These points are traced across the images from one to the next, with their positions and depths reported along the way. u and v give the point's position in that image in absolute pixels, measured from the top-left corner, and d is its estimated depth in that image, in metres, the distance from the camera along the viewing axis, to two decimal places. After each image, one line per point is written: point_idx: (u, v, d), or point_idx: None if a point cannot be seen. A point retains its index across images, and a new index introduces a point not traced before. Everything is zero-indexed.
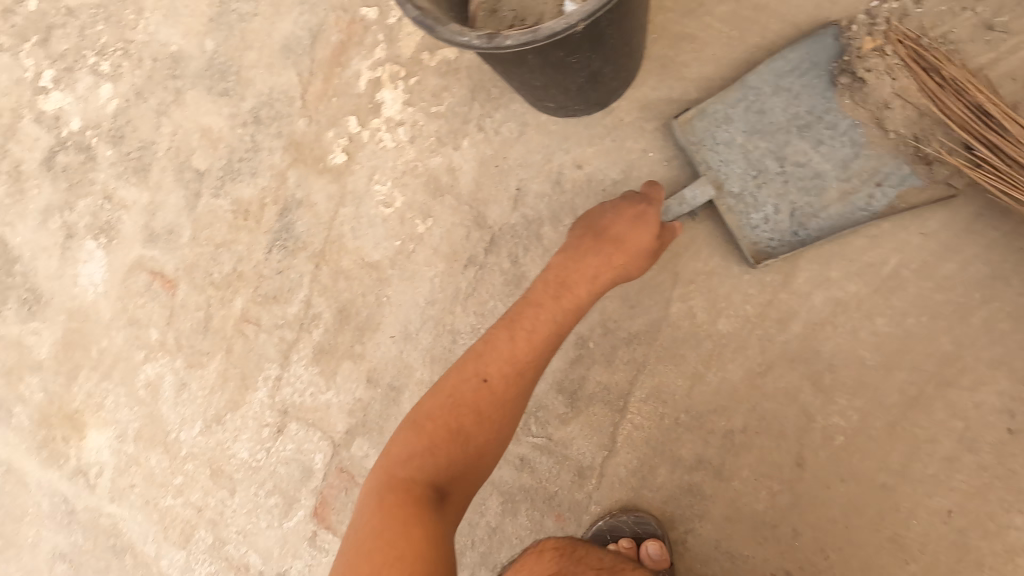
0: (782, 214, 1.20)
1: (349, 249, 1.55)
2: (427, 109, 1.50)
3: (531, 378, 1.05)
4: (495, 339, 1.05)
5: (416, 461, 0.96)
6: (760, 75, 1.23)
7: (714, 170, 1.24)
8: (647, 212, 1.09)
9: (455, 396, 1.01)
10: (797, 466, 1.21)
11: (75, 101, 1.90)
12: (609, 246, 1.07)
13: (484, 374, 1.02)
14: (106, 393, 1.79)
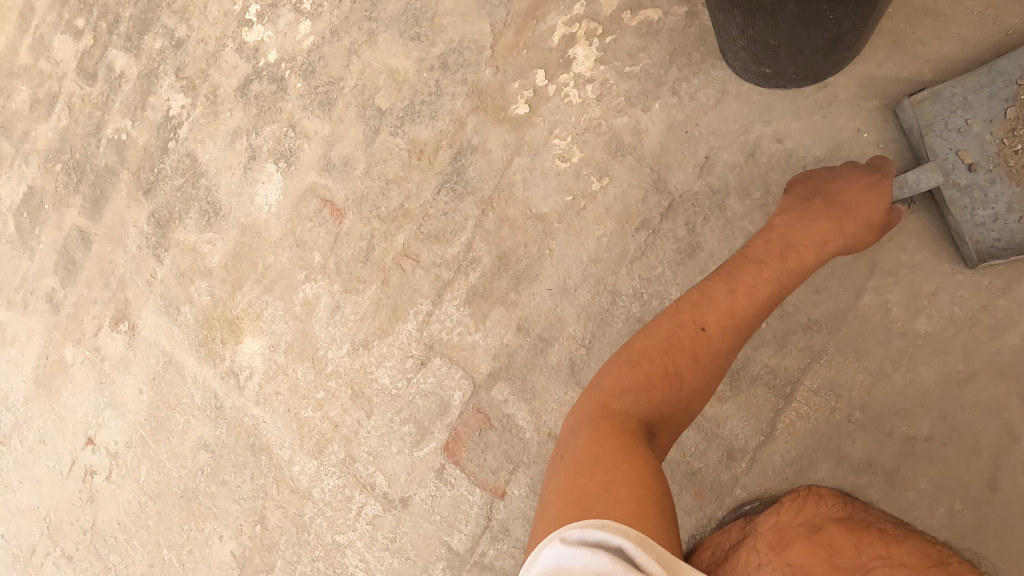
0: (1016, 214, 1.09)
1: (518, 198, 1.57)
2: (619, 69, 1.49)
3: (744, 334, 1.04)
4: (714, 289, 1.05)
5: (630, 394, 0.96)
6: (1014, 60, 1.11)
7: (941, 158, 1.14)
8: (878, 183, 1.09)
9: (671, 339, 1.01)
10: (988, 487, 1.10)
11: (273, 35, 2.01)
12: (838, 214, 1.08)
13: (702, 323, 1.02)
14: (265, 305, 1.92)
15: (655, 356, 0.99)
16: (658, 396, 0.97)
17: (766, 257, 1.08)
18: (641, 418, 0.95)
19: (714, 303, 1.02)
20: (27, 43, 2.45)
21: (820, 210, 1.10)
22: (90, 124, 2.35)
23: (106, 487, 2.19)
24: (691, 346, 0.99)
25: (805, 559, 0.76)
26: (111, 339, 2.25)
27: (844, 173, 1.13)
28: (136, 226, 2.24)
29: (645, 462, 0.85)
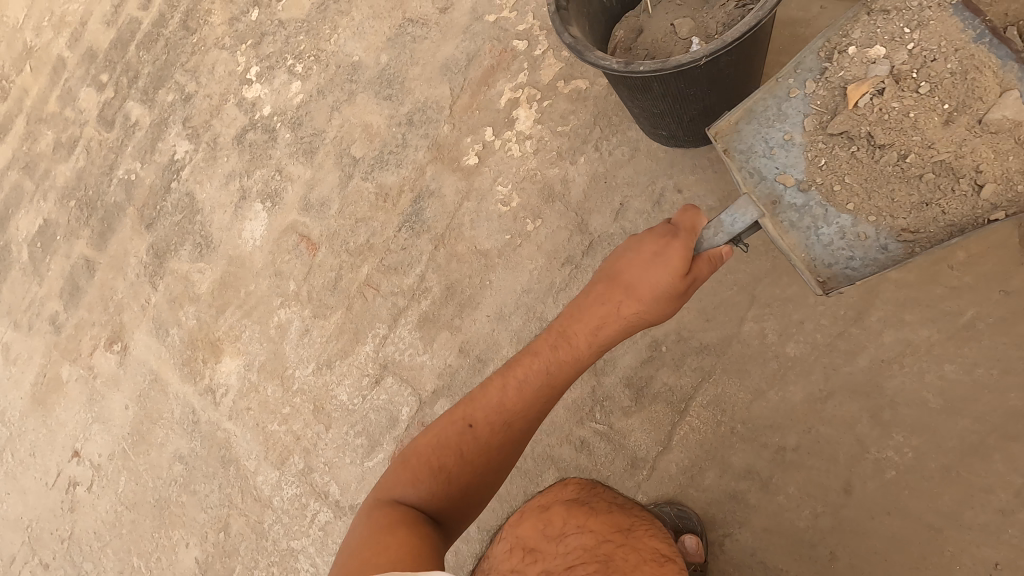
0: (850, 229, 1.13)
1: (465, 236, 1.79)
2: (554, 128, 1.74)
3: (519, 426, 1.11)
4: (493, 383, 1.14)
5: (399, 486, 1.06)
6: (791, 85, 1.19)
7: (765, 185, 1.18)
8: (666, 249, 1.09)
9: (443, 435, 1.10)
10: (844, 492, 1.25)
11: (269, 92, 2.31)
12: (616, 297, 1.12)
13: (470, 419, 1.11)
14: (244, 329, 2.13)
15: (423, 453, 1.09)
16: (424, 489, 1.05)
17: (540, 348, 1.16)
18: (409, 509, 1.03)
19: (481, 401, 1.12)
20: (57, 94, 2.78)
21: (605, 287, 1.14)
22: (104, 165, 2.63)
23: (87, 497, 2.34)
24: (456, 442, 1.08)
25: (528, 535, 1.01)
26: (104, 358, 2.45)
27: (638, 238, 1.15)
28: (136, 256, 2.48)
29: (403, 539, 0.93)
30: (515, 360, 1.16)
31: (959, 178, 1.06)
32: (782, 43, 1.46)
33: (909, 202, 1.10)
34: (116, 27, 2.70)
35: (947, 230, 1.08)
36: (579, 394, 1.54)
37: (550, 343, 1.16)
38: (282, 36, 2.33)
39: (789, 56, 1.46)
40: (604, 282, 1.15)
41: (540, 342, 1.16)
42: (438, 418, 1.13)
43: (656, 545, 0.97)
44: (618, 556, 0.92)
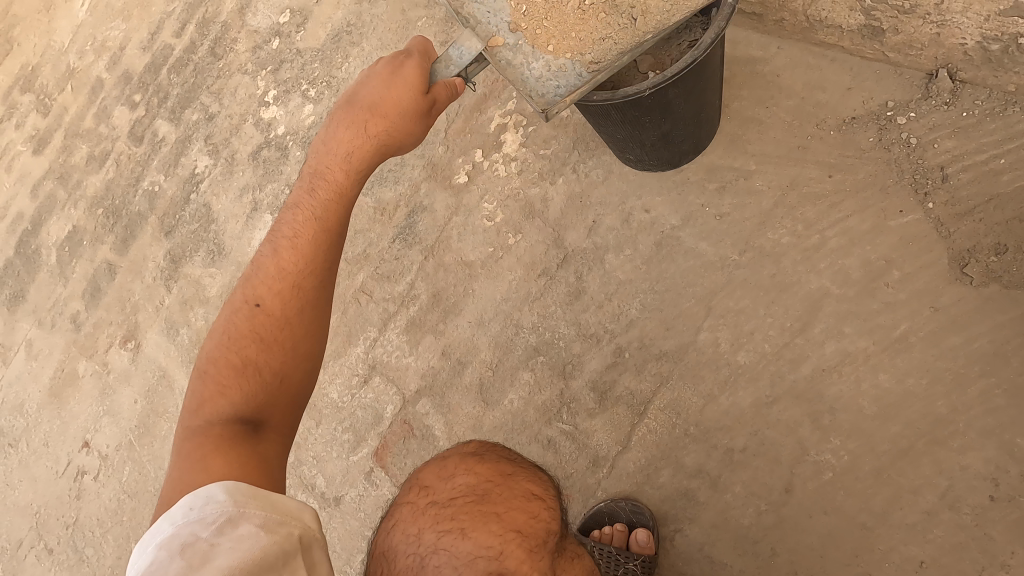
0: (556, 63, 1.28)
1: (452, 248, 1.93)
2: (537, 151, 1.89)
3: (310, 283, 1.13)
4: (263, 260, 1.15)
5: (206, 405, 1.03)
6: None
7: (483, 24, 1.30)
8: (400, 68, 1.16)
9: (234, 331, 1.10)
10: (785, 492, 1.34)
11: (284, 114, 2.58)
12: (362, 122, 1.17)
13: (256, 302, 1.12)
14: None
15: (221, 360, 1.07)
16: (236, 393, 1.03)
17: (302, 203, 1.19)
18: (223, 418, 1.00)
19: (261, 280, 1.13)
20: (93, 111, 3.02)
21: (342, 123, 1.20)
22: (131, 177, 2.85)
23: (93, 485, 2.48)
24: (250, 326, 1.09)
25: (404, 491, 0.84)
26: (118, 355, 2.61)
27: (365, 74, 1.20)
28: (154, 260, 2.67)
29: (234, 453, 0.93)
30: (273, 239, 1.18)
31: (621, 14, 1.26)
32: (742, 77, 1.58)
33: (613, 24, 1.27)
34: (151, 53, 2.96)
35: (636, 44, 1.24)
36: (549, 397, 1.65)
37: (308, 193, 1.20)
38: (299, 64, 2.60)
39: (749, 90, 1.57)
40: (337, 124, 1.20)
41: (295, 205, 1.20)
42: (224, 320, 1.12)
43: (534, 485, 0.87)
44: (494, 489, 0.82)
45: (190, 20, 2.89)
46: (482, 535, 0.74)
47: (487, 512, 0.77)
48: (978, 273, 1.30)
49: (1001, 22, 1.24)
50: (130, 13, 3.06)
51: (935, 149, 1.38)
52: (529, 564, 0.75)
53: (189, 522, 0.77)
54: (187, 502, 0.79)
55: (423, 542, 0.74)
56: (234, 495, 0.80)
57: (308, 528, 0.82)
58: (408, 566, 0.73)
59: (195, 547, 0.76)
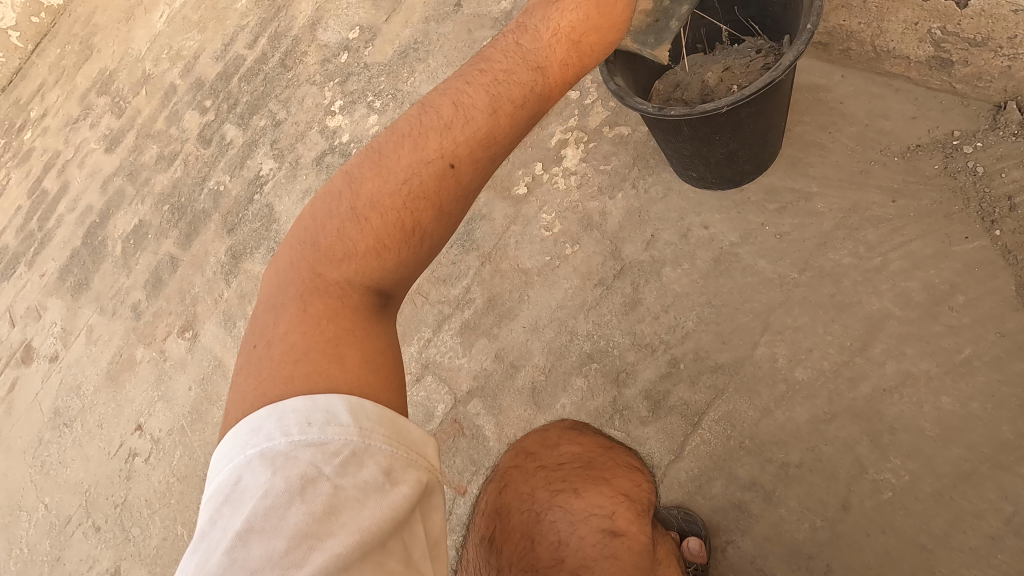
0: None
1: (509, 255, 2.01)
2: (597, 166, 1.96)
3: (496, 167, 0.98)
4: (463, 106, 0.93)
5: (353, 260, 0.88)
6: None
7: None
8: None
9: (410, 181, 0.89)
10: (842, 508, 1.34)
11: (349, 123, 2.72)
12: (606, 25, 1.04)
13: (449, 159, 0.91)
14: None
15: (386, 209, 0.88)
16: (394, 261, 0.89)
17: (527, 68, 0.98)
18: (370, 285, 0.88)
19: (459, 132, 0.91)
20: (165, 114, 3.21)
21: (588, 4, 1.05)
22: (198, 176, 3.01)
23: (144, 467, 2.57)
24: (436, 188, 0.89)
25: (512, 470, 1.10)
26: (176, 343, 2.72)
27: None
28: (215, 256, 2.79)
29: (381, 341, 0.85)
30: (478, 82, 0.95)
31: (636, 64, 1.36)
32: (804, 104, 1.64)
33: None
34: (224, 62, 3.15)
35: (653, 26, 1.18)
36: (602, 403, 1.69)
37: (536, 62, 0.99)
38: (366, 76, 2.76)
39: (811, 116, 1.63)
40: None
41: (512, 59, 0.99)
42: (392, 156, 0.91)
43: (633, 459, 1.15)
44: (599, 461, 1.10)
45: (262, 33, 3.09)
46: (592, 496, 1.00)
47: (596, 480, 1.03)
48: None
49: None
50: (206, 25, 3.27)
51: (1003, 179, 1.41)
52: (637, 525, 0.98)
53: (310, 447, 0.69)
54: (304, 417, 0.71)
55: (539, 500, 1.01)
56: (362, 418, 0.72)
57: (428, 468, 0.76)
58: (526, 519, 1.00)
59: (321, 482, 0.67)
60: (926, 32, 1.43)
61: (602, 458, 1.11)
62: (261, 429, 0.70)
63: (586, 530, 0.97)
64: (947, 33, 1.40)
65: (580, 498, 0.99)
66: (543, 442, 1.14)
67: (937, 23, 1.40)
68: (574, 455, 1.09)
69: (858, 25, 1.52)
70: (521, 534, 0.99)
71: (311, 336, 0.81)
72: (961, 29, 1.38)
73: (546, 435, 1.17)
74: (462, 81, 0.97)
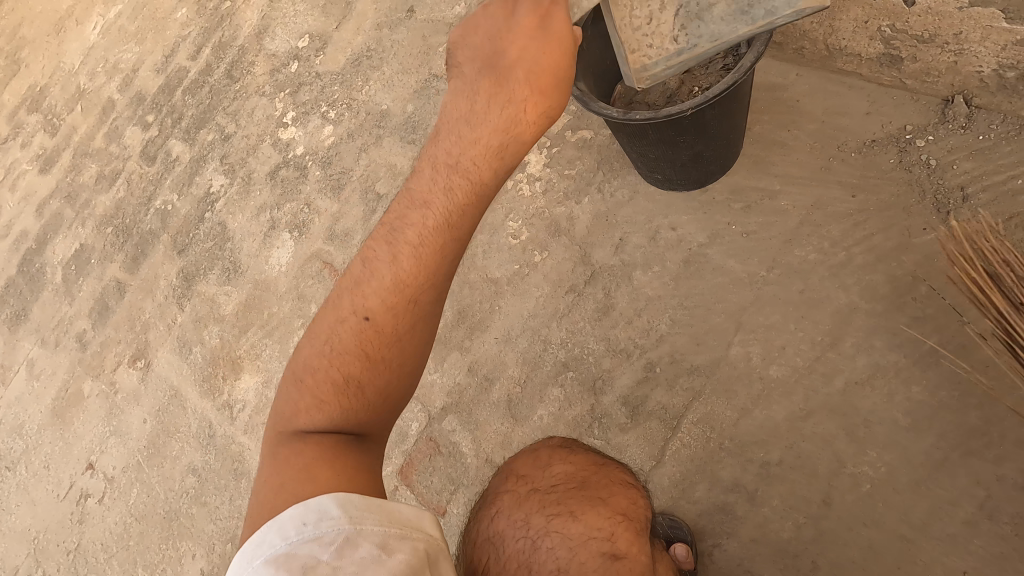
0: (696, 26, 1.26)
1: (477, 265, 1.96)
2: (561, 171, 1.95)
3: (430, 296, 0.99)
4: (371, 260, 1.00)
5: (304, 413, 0.96)
6: None
7: None
8: (550, 28, 0.98)
9: (335, 342, 0.98)
10: (823, 504, 1.35)
11: (303, 135, 2.62)
12: (518, 100, 0.97)
13: (364, 313, 0.98)
14: (265, 348, 2.28)
15: (322, 370, 0.98)
16: (336, 409, 0.95)
17: (427, 197, 1.00)
18: (328, 433, 0.94)
19: (368, 289, 0.98)
20: (104, 131, 3.03)
21: (482, 94, 0.99)
22: (143, 196, 2.85)
23: (98, 509, 2.41)
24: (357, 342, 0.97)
25: (503, 493, 1.05)
26: (126, 375, 2.56)
27: (516, 38, 0.98)
28: (165, 279, 2.65)
29: (349, 470, 0.89)
30: (384, 232, 1.01)
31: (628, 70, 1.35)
32: (763, 103, 1.67)
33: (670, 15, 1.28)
34: (165, 74, 2.99)
35: (670, 49, 1.29)
36: (580, 412, 1.66)
37: (437, 185, 1.00)
38: (318, 86, 2.67)
39: (770, 115, 1.65)
40: (482, 94, 0.99)
41: (409, 198, 1.01)
42: (320, 319, 1.01)
43: (627, 475, 1.12)
44: (593, 479, 1.07)
45: (206, 43, 2.95)
46: (590, 520, 0.97)
47: (594, 501, 1.00)
48: None
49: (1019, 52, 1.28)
50: (144, 36, 3.11)
51: (955, 171, 1.44)
52: (637, 546, 0.96)
53: (309, 541, 0.79)
54: (299, 518, 0.80)
55: (534, 526, 0.97)
56: (351, 509, 0.82)
57: (426, 538, 0.85)
58: (521, 549, 0.96)
59: (322, 567, 0.77)
60: (876, 30, 1.46)
61: (596, 478, 1.07)
62: (259, 535, 0.81)
63: (586, 555, 0.93)
64: (896, 30, 1.42)
65: (578, 522, 0.96)
66: (533, 462, 1.10)
67: (886, 20, 1.42)
68: (569, 475, 1.06)
69: (810, 25, 1.55)
70: (517, 564, 0.95)
71: (278, 474, 0.90)
72: (909, 27, 1.40)
73: (536, 451, 1.13)
74: (378, 233, 1.03)
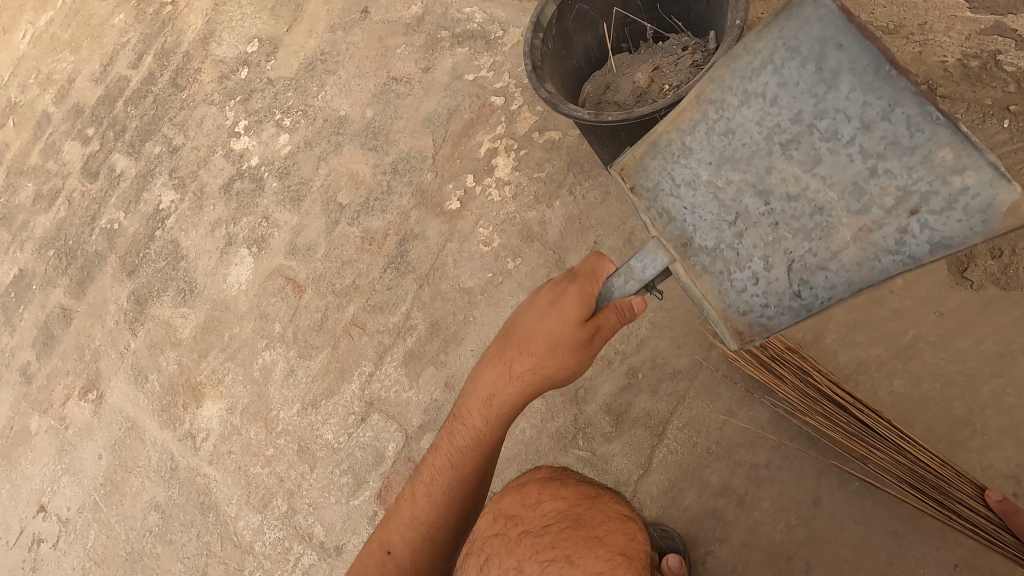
0: (774, 270, 1.03)
1: (449, 275, 1.90)
2: (530, 174, 1.90)
3: (443, 535, 1.24)
4: (407, 496, 1.30)
5: None
6: (889, 128, 0.93)
7: (887, 191, 0.94)
8: (560, 298, 1.15)
9: (369, 565, 1.27)
10: (813, 504, 1.33)
11: (257, 144, 2.49)
12: (517, 362, 1.21)
13: (389, 543, 1.27)
14: (227, 372, 2.16)
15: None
16: None
17: (446, 443, 1.29)
18: None
19: (398, 520, 1.28)
20: (40, 147, 2.84)
21: (494, 365, 1.24)
22: (87, 216, 2.67)
23: (53, 555, 2.24)
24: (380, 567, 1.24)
25: (495, 540, 1.01)
26: (77, 408, 2.39)
27: (527, 305, 1.23)
28: (116, 304, 2.48)
29: None
30: (417, 474, 1.31)
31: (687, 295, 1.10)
32: None
33: (781, 272, 1.03)
34: (105, 84, 2.81)
35: (790, 304, 1.01)
36: (563, 423, 1.60)
37: (452, 432, 1.28)
38: (271, 93, 2.55)
39: None
40: (491, 364, 1.24)
41: (438, 447, 1.30)
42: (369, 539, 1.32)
43: (623, 507, 1.09)
44: (587, 516, 1.02)
45: (148, 50, 2.79)
46: (588, 562, 0.90)
47: (590, 543, 0.94)
48: (980, 276, 1.32)
49: (984, 40, 1.29)
50: (80, 44, 2.91)
51: None
52: None
53: None
54: None
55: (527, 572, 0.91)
56: None
57: None
58: None
59: None
60: None
61: (593, 515, 1.02)
62: None
63: None
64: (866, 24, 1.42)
65: (573, 568, 0.89)
66: (530, 505, 1.07)
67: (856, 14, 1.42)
68: (564, 515, 1.02)
69: None
70: None
71: None
72: (874, 18, 1.39)
73: (534, 487, 1.12)
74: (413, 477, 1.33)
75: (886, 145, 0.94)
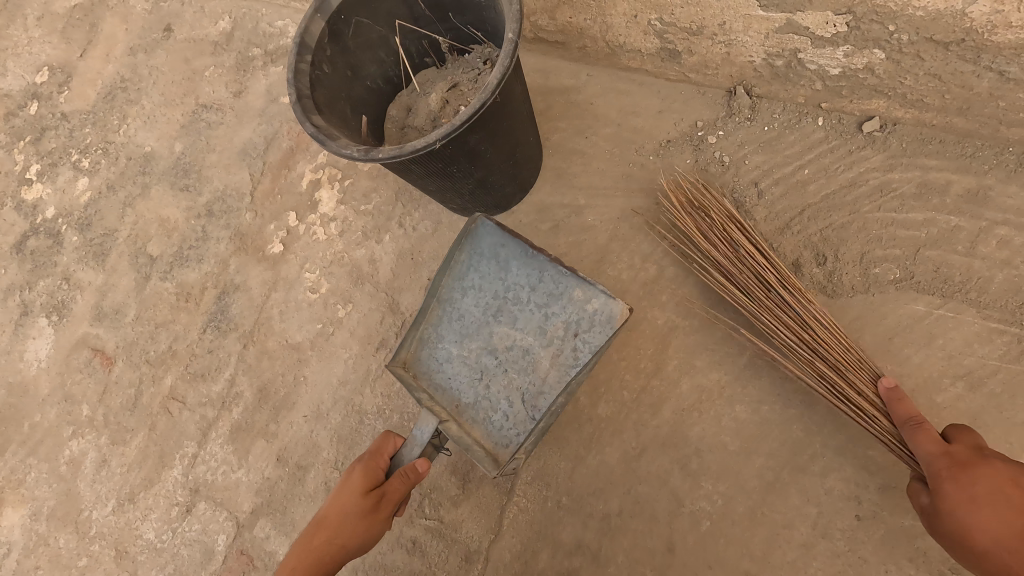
0: (516, 404, 1.23)
1: (275, 330, 1.66)
2: (357, 208, 1.68)
3: None
4: None
5: None
6: (546, 276, 1.22)
7: (557, 325, 1.22)
8: (359, 471, 1.19)
9: None
10: (667, 552, 1.23)
11: (53, 192, 2.03)
12: (321, 539, 1.17)
13: None
14: (27, 471, 1.78)
15: None
16: None
17: None
18: None
19: None
20: None
21: (300, 546, 1.18)
22: None
23: None
24: None
25: None
26: None
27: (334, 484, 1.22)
28: None
29: None
30: None
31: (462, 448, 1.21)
32: (557, 109, 1.51)
33: (521, 405, 1.23)
34: None
35: (531, 425, 1.20)
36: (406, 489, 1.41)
37: None
38: (66, 130, 2.08)
39: (566, 121, 1.50)
40: (298, 546, 1.19)
41: None
42: None
43: None
44: None
45: None
46: None
47: None
48: (808, 285, 1.25)
49: (780, 39, 1.20)
50: None
51: (747, 166, 1.35)
52: None
53: None
54: None
55: None
56: None
57: None
58: None
59: None
60: (647, 24, 1.32)
61: None
62: None
63: None
64: (665, 23, 1.30)
65: None
66: None
67: (654, 14, 1.29)
68: None
69: (585, 22, 1.40)
70: None
71: None
72: (676, 19, 1.27)
73: None
74: None
75: (547, 298, 1.22)
